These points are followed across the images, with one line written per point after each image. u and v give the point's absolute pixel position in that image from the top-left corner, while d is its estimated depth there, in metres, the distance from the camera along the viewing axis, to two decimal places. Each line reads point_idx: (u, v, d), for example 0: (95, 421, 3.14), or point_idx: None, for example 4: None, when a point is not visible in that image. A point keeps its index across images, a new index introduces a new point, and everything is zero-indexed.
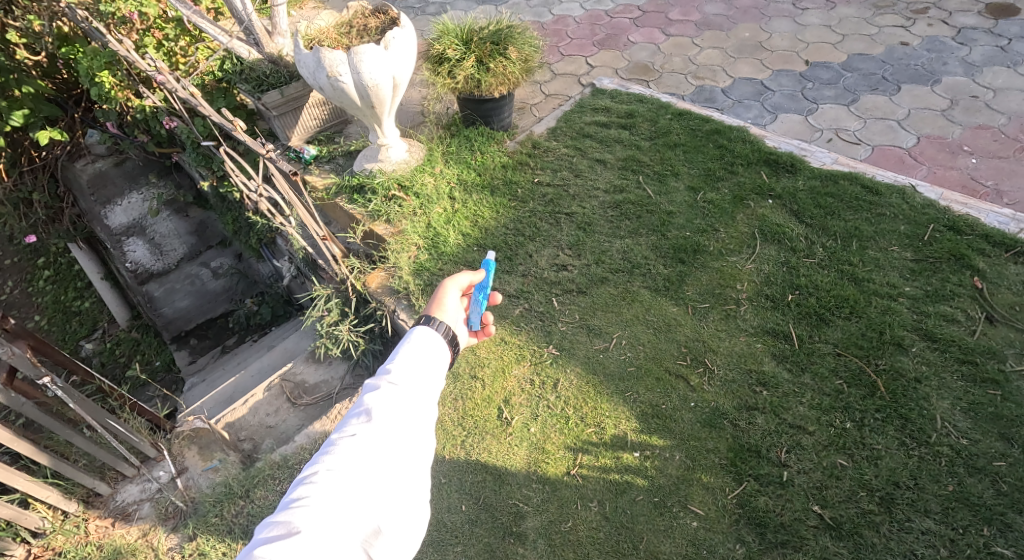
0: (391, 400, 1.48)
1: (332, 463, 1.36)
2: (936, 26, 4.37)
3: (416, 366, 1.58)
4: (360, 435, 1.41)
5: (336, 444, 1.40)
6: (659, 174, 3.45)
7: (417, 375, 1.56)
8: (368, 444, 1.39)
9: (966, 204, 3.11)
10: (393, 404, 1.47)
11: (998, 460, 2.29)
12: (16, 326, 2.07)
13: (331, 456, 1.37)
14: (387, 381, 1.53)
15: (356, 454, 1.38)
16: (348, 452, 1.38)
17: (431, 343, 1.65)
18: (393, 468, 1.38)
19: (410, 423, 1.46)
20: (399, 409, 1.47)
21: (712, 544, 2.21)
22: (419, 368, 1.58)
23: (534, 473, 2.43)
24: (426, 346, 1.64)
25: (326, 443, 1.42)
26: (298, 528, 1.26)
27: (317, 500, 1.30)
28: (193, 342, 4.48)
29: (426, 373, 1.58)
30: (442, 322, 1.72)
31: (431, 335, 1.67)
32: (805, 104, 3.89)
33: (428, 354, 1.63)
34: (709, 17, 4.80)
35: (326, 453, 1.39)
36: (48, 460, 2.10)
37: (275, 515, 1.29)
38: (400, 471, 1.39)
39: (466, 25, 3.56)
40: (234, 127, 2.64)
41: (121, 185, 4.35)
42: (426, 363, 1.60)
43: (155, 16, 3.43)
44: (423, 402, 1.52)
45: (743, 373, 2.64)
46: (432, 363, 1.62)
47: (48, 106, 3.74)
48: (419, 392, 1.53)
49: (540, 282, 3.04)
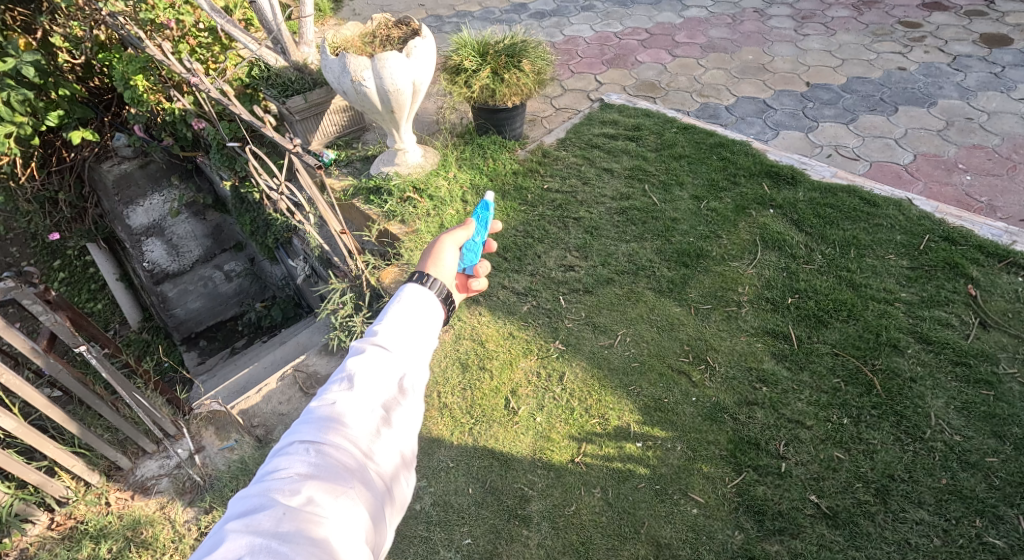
0: (376, 367, 1.43)
1: (312, 433, 1.30)
2: (932, 53, 4.55)
3: (405, 329, 1.51)
4: (342, 404, 1.36)
5: (316, 413, 1.35)
6: (664, 184, 3.58)
7: (407, 339, 1.50)
8: (352, 413, 1.35)
9: (960, 217, 3.23)
10: (376, 371, 1.42)
11: (991, 456, 2.36)
12: (56, 298, 2.24)
13: (311, 426, 1.32)
14: (375, 343, 1.47)
15: (336, 424, 1.33)
16: (329, 423, 1.32)
17: (422, 302, 1.57)
18: (378, 440, 1.35)
19: (394, 392, 1.42)
20: (382, 378, 1.42)
21: (712, 531, 2.26)
22: (409, 331, 1.52)
23: (540, 459, 2.51)
24: (419, 306, 1.56)
25: (304, 414, 1.36)
26: (278, 501, 1.19)
27: (298, 471, 1.24)
28: (202, 344, 4.65)
29: (417, 334, 1.53)
30: (436, 280, 1.63)
31: (424, 294, 1.59)
32: (806, 122, 4.04)
33: (420, 312, 1.56)
34: (713, 40, 5.00)
35: (305, 422, 1.33)
36: (77, 428, 2.19)
37: (252, 488, 1.22)
38: (385, 441, 1.35)
39: (482, 39, 3.75)
40: (263, 125, 2.76)
41: (144, 187, 4.22)
42: (418, 325, 1.54)
43: (190, 25, 3.61)
44: (412, 368, 1.47)
45: (744, 370, 2.72)
46: (426, 324, 1.56)
47: (82, 108, 3.83)
48: (407, 357, 1.48)
49: (548, 281, 3.15)
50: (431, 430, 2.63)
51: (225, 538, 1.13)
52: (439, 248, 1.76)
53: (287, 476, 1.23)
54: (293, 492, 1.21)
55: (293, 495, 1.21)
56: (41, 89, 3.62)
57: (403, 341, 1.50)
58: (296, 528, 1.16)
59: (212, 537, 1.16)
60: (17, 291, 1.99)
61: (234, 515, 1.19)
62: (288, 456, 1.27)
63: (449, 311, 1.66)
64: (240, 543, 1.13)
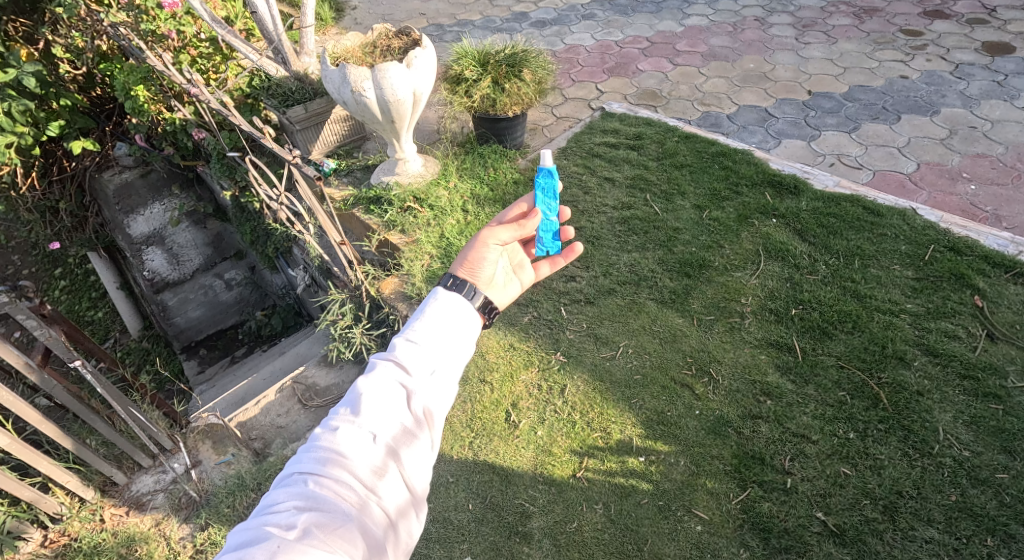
0: (389, 388, 1.39)
1: (315, 463, 1.27)
2: (935, 61, 4.53)
3: (431, 344, 1.48)
4: (348, 431, 1.32)
5: (320, 441, 1.31)
6: (666, 194, 3.55)
7: (430, 355, 1.47)
8: (357, 440, 1.31)
9: (965, 227, 3.20)
10: (389, 393, 1.38)
11: (1001, 472, 2.32)
12: (52, 313, 2.26)
13: (314, 455, 1.28)
14: (393, 361, 1.44)
15: (339, 453, 1.28)
16: (332, 451, 1.28)
17: (459, 313, 1.55)
18: (383, 471, 1.30)
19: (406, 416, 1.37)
20: (392, 402, 1.38)
21: (716, 548, 2.22)
22: (432, 345, 1.48)
23: (541, 474, 2.46)
24: (446, 318, 1.53)
25: (308, 441, 1.32)
26: (274, 536, 1.16)
27: (297, 504, 1.21)
28: (202, 353, 4.59)
29: (446, 349, 1.49)
30: (481, 293, 1.60)
31: (459, 303, 1.56)
32: (808, 131, 4.01)
33: (455, 324, 1.53)
34: (714, 48, 4.99)
35: (308, 451, 1.30)
36: (72, 444, 2.14)
37: (249, 521, 1.19)
38: (390, 472, 1.30)
39: (483, 49, 3.74)
40: (262, 135, 2.72)
41: (145, 196, 4.19)
42: (440, 341, 1.50)
43: (190, 35, 3.58)
44: (428, 390, 1.43)
45: (748, 383, 2.68)
46: (448, 340, 1.51)
47: (83, 118, 3.81)
48: (429, 375, 1.44)
49: (549, 292, 3.11)
50: None
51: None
52: (485, 241, 1.71)
53: (286, 509, 1.20)
54: (290, 526, 1.17)
55: (290, 529, 1.17)
56: (41, 99, 3.60)
57: (420, 361, 1.45)
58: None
59: None
60: (11, 306, 1.95)
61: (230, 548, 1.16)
62: (288, 487, 1.23)
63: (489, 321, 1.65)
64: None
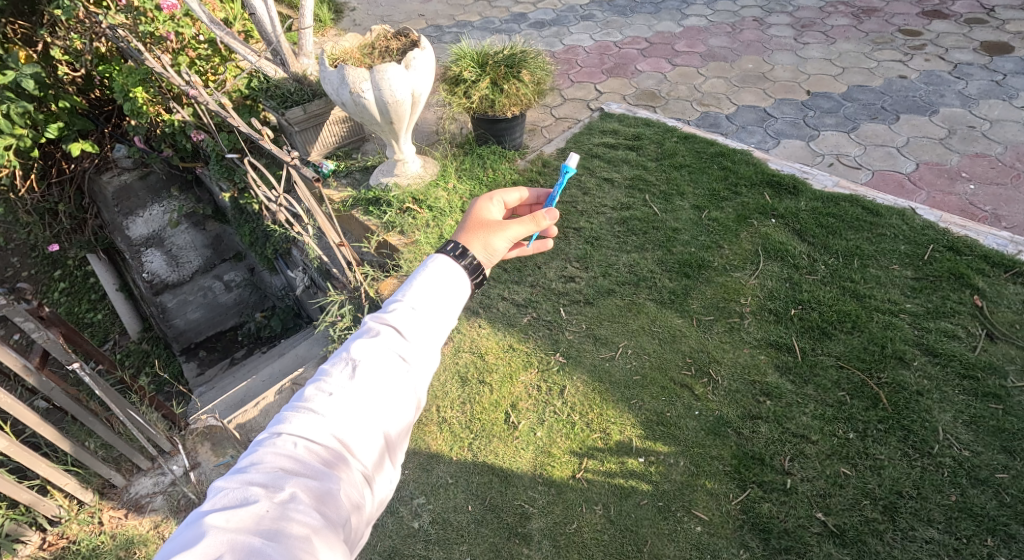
0: (379, 353, 1.36)
1: (298, 427, 1.25)
2: (933, 61, 4.53)
3: (423, 309, 1.44)
4: (336, 396, 1.30)
5: (306, 403, 1.29)
6: (664, 194, 3.55)
7: (422, 320, 1.43)
8: (343, 405, 1.29)
9: (964, 227, 3.19)
10: (379, 358, 1.36)
11: (1001, 472, 2.32)
12: (50, 314, 2.27)
13: (298, 418, 1.27)
14: (385, 325, 1.41)
15: (325, 418, 1.27)
16: (318, 415, 1.27)
17: (450, 277, 1.50)
18: (368, 438, 1.29)
19: (395, 383, 1.35)
20: (382, 367, 1.35)
21: (716, 549, 2.22)
22: (425, 310, 1.44)
23: (540, 475, 2.46)
24: (440, 283, 1.49)
25: (293, 402, 1.31)
26: (259, 499, 1.15)
27: (279, 466, 1.20)
28: (202, 354, 4.59)
29: (437, 313, 1.46)
30: (471, 253, 1.55)
31: (452, 268, 1.51)
32: (807, 131, 4.01)
33: (446, 288, 1.49)
34: (713, 49, 4.99)
35: (292, 413, 1.28)
36: (70, 446, 2.13)
37: (229, 481, 1.18)
38: (374, 438, 1.30)
39: (481, 50, 3.74)
40: (260, 137, 2.70)
41: (145, 199, 4.19)
42: (434, 305, 1.46)
43: (189, 37, 3.58)
44: (418, 356, 1.40)
45: (747, 384, 2.67)
46: (443, 303, 1.47)
47: (83, 120, 3.79)
48: (419, 340, 1.41)
49: (548, 293, 3.11)
50: (430, 446, 2.57)
51: (202, 535, 1.10)
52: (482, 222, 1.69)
53: (271, 471, 1.19)
54: (275, 489, 1.17)
55: (274, 491, 1.16)
56: (41, 101, 3.60)
57: (414, 324, 1.42)
58: (274, 529, 1.12)
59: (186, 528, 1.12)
60: (9, 309, 1.94)
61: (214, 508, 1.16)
62: (272, 449, 1.22)
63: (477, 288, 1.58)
64: (217, 542, 1.09)
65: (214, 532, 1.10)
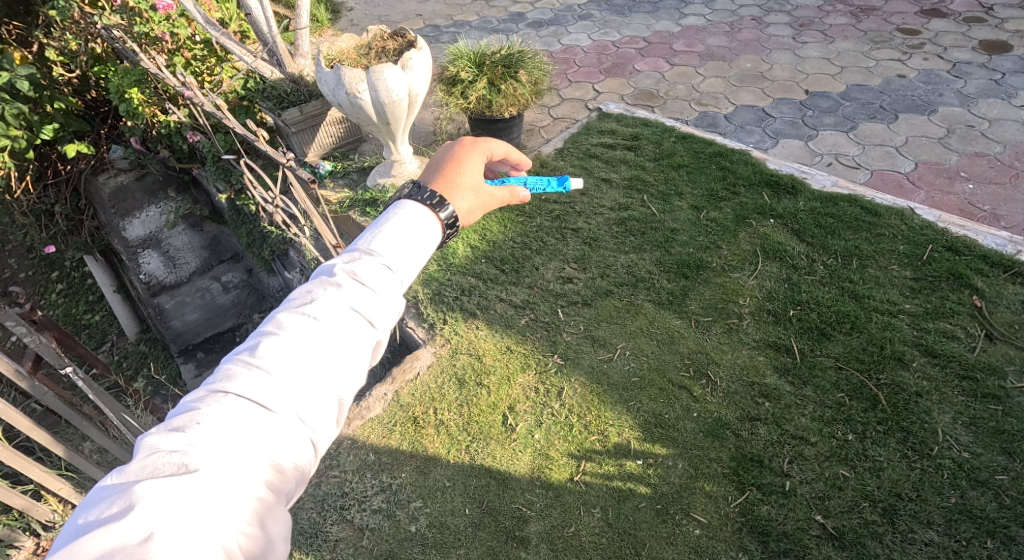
0: (339, 304, 1.37)
1: (244, 381, 1.23)
2: (931, 60, 4.52)
3: (388, 262, 1.45)
4: (289, 349, 1.29)
5: (250, 362, 1.26)
6: (663, 194, 3.54)
7: (385, 274, 1.43)
8: (295, 359, 1.28)
9: (963, 226, 3.19)
10: (337, 310, 1.36)
11: (1001, 473, 2.31)
12: (43, 319, 2.31)
13: (244, 373, 1.24)
14: (346, 277, 1.40)
15: (274, 374, 1.25)
16: (266, 370, 1.25)
17: (417, 232, 1.52)
18: (315, 395, 1.27)
19: (350, 337, 1.35)
20: (340, 320, 1.35)
21: (715, 552, 2.21)
22: (389, 264, 1.45)
23: (538, 478, 2.45)
24: (406, 237, 1.49)
25: (234, 362, 1.26)
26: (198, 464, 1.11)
27: (217, 423, 1.17)
28: (200, 356, 4.56)
29: (400, 268, 1.46)
30: (450, 207, 1.59)
31: (423, 222, 1.54)
32: (805, 130, 4.00)
33: (413, 242, 1.50)
34: (711, 48, 4.97)
35: (238, 367, 1.26)
36: (63, 451, 2.10)
37: (163, 436, 1.14)
38: (322, 395, 1.29)
39: (479, 50, 3.73)
40: (256, 138, 2.67)
41: (140, 200, 4.18)
42: (399, 258, 1.47)
43: (185, 37, 3.54)
44: (377, 310, 1.40)
45: (746, 386, 2.66)
46: (408, 257, 1.49)
47: (78, 121, 3.75)
48: (380, 294, 1.41)
49: (546, 294, 3.09)
50: (427, 449, 2.54)
51: (134, 503, 1.04)
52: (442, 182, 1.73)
53: (210, 434, 1.15)
54: (215, 454, 1.13)
55: (214, 456, 1.12)
56: (36, 102, 3.54)
57: (376, 277, 1.42)
58: (214, 496, 1.09)
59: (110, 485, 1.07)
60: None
61: (143, 474, 1.09)
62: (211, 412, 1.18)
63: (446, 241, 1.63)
64: (150, 510, 1.04)
65: (147, 496, 1.05)
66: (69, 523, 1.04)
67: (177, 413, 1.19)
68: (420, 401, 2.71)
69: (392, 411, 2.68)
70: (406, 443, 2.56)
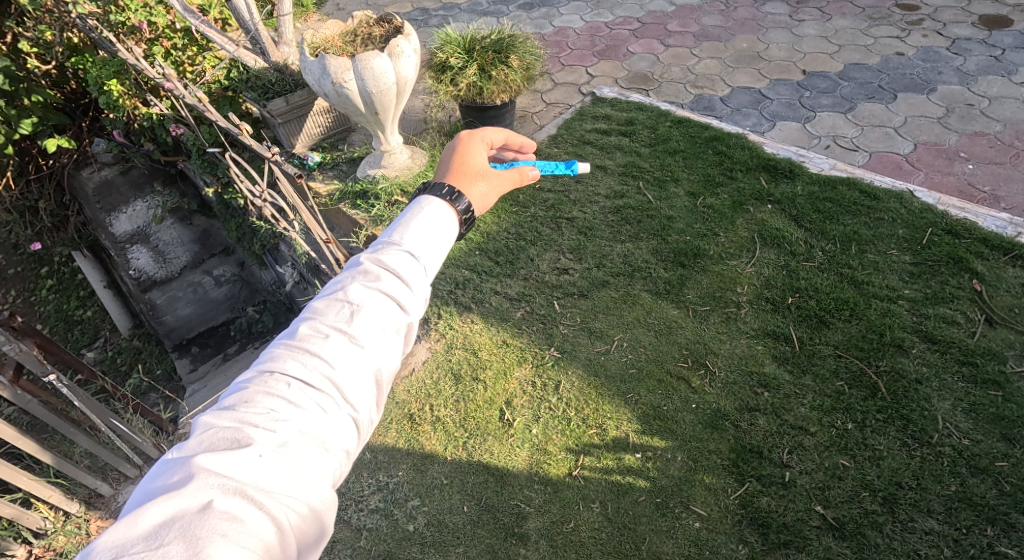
0: (372, 289, 1.36)
1: (289, 363, 1.23)
2: (931, 36, 4.44)
3: (414, 250, 1.44)
4: (330, 332, 1.29)
5: (293, 343, 1.26)
6: (659, 180, 3.49)
7: (411, 261, 1.43)
8: (335, 343, 1.28)
9: (963, 209, 3.14)
10: (371, 294, 1.35)
11: (1001, 460, 2.30)
12: (23, 324, 2.22)
13: (287, 355, 1.25)
14: (375, 263, 1.40)
15: (315, 354, 1.25)
16: (308, 351, 1.25)
17: (439, 218, 1.51)
18: (356, 376, 1.27)
19: (388, 320, 1.34)
20: (375, 304, 1.34)
21: (715, 545, 2.20)
22: (416, 250, 1.44)
23: (537, 474, 2.43)
24: (431, 224, 1.49)
25: (278, 345, 1.27)
26: (249, 442, 1.12)
27: (266, 404, 1.18)
28: (194, 350, 4.44)
29: (425, 254, 1.46)
30: (466, 198, 1.57)
31: (443, 210, 1.52)
32: (803, 112, 3.93)
33: (436, 228, 1.49)
34: (707, 28, 4.87)
35: (281, 350, 1.26)
36: (51, 458, 2.07)
37: (213, 418, 1.15)
38: (362, 375, 1.28)
39: (468, 34, 3.63)
40: (240, 132, 2.58)
41: (127, 194, 4.08)
42: (426, 246, 1.46)
43: (163, 26, 3.43)
44: (410, 295, 1.39)
45: (745, 375, 2.64)
46: (435, 244, 1.48)
47: (57, 115, 3.64)
48: (410, 278, 1.41)
49: (541, 286, 3.05)
50: (424, 446, 2.52)
51: (190, 476, 1.06)
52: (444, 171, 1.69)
53: (258, 414, 1.16)
54: (265, 431, 1.14)
55: (264, 436, 1.13)
56: (12, 96, 3.43)
57: (406, 263, 1.41)
58: (265, 472, 1.10)
59: (167, 465, 1.09)
60: None
61: (198, 451, 1.11)
62: (260, 391, 1.19)
63: (464, 230, 1.60)
64: (205, 484, 1.05)
65: (203, 473, 1.06)
66: (130, 500, 1.06)
67: (227, 395, 1.21)
68: (415, 398, 2.68)
69: (388, 408, 2.65)
70: (403, 441, 2.54)
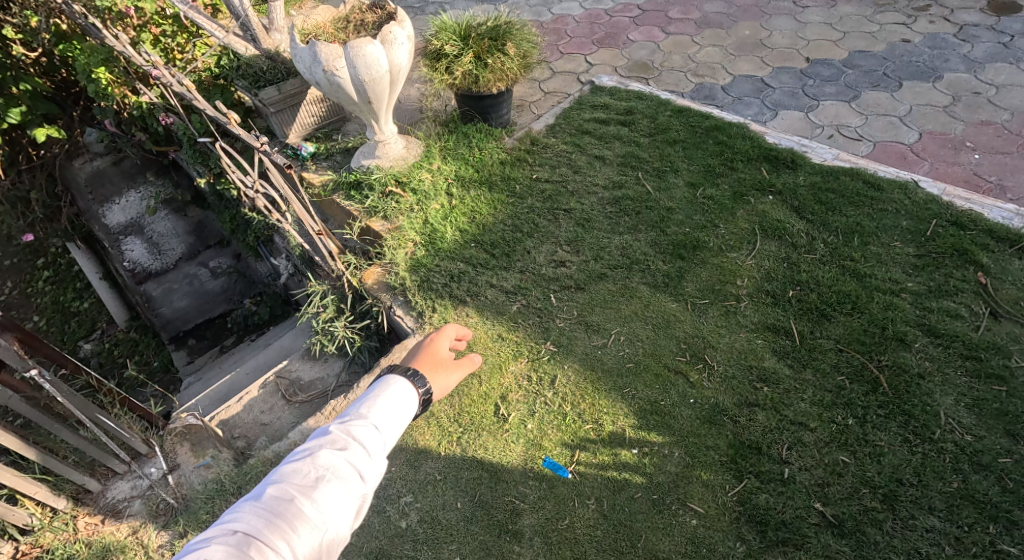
0: (336, 458, 1.50)
1: (252, 529, 1.34)
2: (938, 23, 4.35)
3: (377, 426, 1.61)
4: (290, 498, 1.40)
5: (261, 509, 1.38)
6: (659, 171, 3.43)
7: (375, 437, 1.58)
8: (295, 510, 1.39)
9: (968, 200, 3.08)
10: (333, 462, 1.49)
11: (1004, 456, 2.25)
12: (2, 320, 2.16)
13: (250, 518, 1.36)
14: (339, 438, 1.55)
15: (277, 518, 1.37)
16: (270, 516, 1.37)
17: (402, 398, 1.69)
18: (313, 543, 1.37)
19: (347, 489, 1.47)
20: (334, 475, 1.47)
21: (712, 542, 2.16)
22: (379, 428, 1.61)
23: (532, 470, 2.39)
24: (393, 405, 1.66)
25: (243, 508, 1.39)
26: None
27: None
28: (191, 342, 4.18)
29: (387, 431, 1.62)
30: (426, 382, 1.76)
31: (405, 392, 1.71)
32: (806, 101, 3.86)
33: (396, 409, 1.66)
34: (709, 15, 4.79)
35: (244, 514, 1.37)
36: (36, 455, 2.06)
37: None
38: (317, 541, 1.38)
39: (464, 21, 3.56)
40: (229, 121, 2.53)
41: (120, 184, 4.25)
42: (388, 423, 1.63)
43: (151, 12, 3.37)
44: (369, 465, 1.53)
45: (744, 369, 2.59)
46: (396, 421, 1.65)
47: (46, 103, 3.61)
48: (372, 452, 1.56)
49: (538, 279, 3.00)
50: (418, 442, 2.49)
51: None
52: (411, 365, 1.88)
53: None
54: None
55: None
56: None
57: (369, 438, 1.57)
58: None
59: None
60: None
61: None
62: (220, 553, 1.29)
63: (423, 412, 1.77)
64: None
65: None
66: None
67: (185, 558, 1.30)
68: None
69: None
70: (396, 436, 2.50)
